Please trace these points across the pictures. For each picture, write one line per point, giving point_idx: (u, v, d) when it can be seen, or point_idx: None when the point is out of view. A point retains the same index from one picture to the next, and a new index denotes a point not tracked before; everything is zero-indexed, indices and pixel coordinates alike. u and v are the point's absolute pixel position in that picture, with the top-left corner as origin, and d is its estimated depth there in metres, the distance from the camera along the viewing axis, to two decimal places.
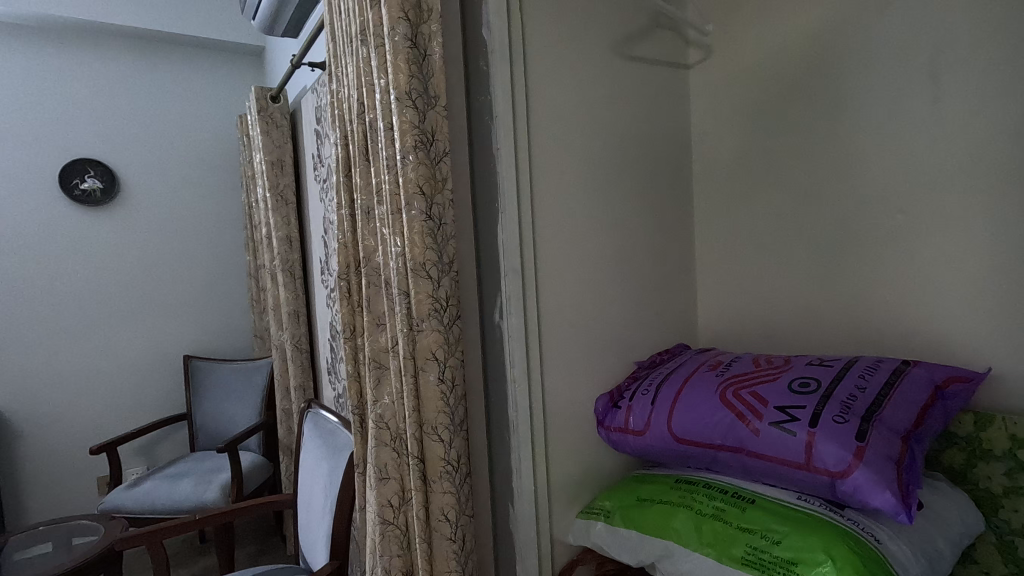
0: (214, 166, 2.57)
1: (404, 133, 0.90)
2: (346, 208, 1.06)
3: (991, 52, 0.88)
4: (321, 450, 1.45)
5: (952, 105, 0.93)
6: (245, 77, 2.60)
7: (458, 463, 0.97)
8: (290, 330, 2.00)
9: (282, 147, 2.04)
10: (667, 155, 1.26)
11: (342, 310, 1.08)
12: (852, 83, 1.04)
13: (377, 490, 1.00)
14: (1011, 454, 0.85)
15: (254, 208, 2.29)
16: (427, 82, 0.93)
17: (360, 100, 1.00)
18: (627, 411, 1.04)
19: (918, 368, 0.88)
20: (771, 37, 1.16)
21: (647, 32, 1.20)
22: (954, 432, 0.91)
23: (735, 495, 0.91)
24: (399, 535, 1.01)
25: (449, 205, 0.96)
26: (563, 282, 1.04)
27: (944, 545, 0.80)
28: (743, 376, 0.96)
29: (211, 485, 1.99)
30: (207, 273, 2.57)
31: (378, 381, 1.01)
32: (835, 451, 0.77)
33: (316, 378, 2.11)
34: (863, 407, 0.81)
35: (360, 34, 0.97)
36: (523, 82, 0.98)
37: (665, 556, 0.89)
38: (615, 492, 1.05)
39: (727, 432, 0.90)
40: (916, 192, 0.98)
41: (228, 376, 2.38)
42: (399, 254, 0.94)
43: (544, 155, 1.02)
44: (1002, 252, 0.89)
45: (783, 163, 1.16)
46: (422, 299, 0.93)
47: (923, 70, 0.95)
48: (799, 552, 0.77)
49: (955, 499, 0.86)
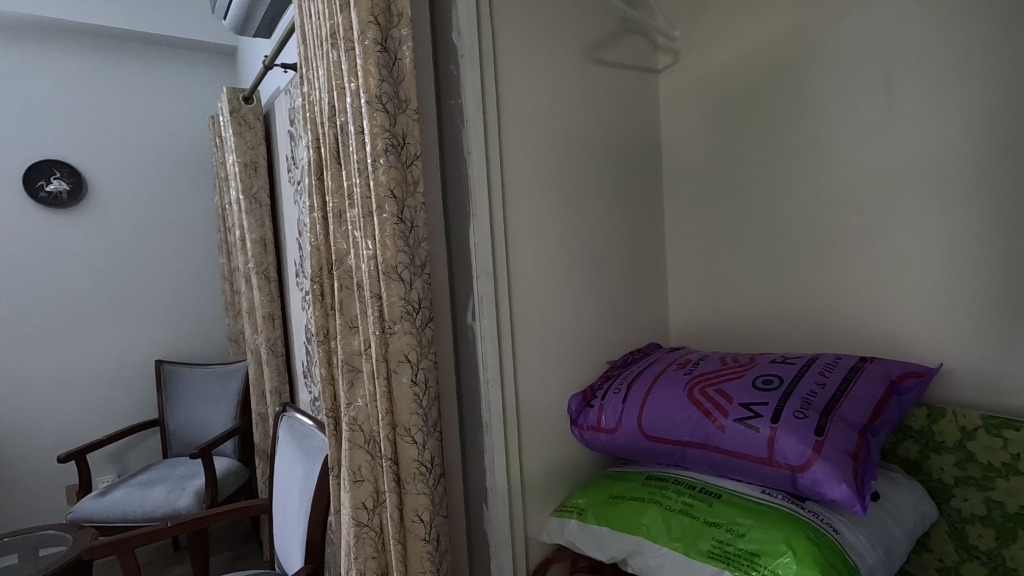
0: (185, 167, 2.53)
1: (375, 136, 0.90)
2: (318, 211, 1.06)
3: (941, 60, 0.92)
4: (297, 453, 1.44)
5: (906, 110, 0.96)
6: (217, 77, 2.57)
7: (432, 464, 0.97)
8: (265, 333, 1.98)
9: (255, 148, 2.02)
10: (637, 158, 1.28)
11: (315, 313, 1.08)
12: (812, 89, 1.08)
13: (351, 493, 1.00)
14: (961, 445, 0.89)
15: (227, 210, 2.26)
16: (398, 86, 0.94)
17: (331, 104, 1.00)
18: (599, 410, 1.06)
19: (874, 364, 0.91)
20: (736, 43, 1.19)
21: (616, 37, 1.22)
22: (909, 425, 0.95)
23: (703, 491, 0.93)
24: (374, 537, 1.01)
25: (421, 208, 0.97)
26: (534, 285, 1.06)
27: (899, 533, 0.84)
28: (709, 374, 0.98)
29: (185, 492, 1.96)
30: (179, 276, 2.53)
31: (351, 384, 1.01)
32: (796, 446, 0.80)
33: (292, 382, 2.09)
34: (822, 402, 0.84)
35: (330, 38, 0.97)
36: (493, 86, 0.99)
37: (636, 552, 0.91)
38: (588, 490, 1.07)
39: (694, 429, 0.92)
40: (873, 194, 1.01)
41: (201, 380, 2.34)
42: (370, 257, 0.94)
43: (515, 158, 1.03)
44: (954, 253, 0.93)
45: (748, 166, 1.19)
46: (394, 301, 0.93)
47: (879, 78, 0.99)
48: (763, 544, 0.80)
49: (910, 489, 0.89)
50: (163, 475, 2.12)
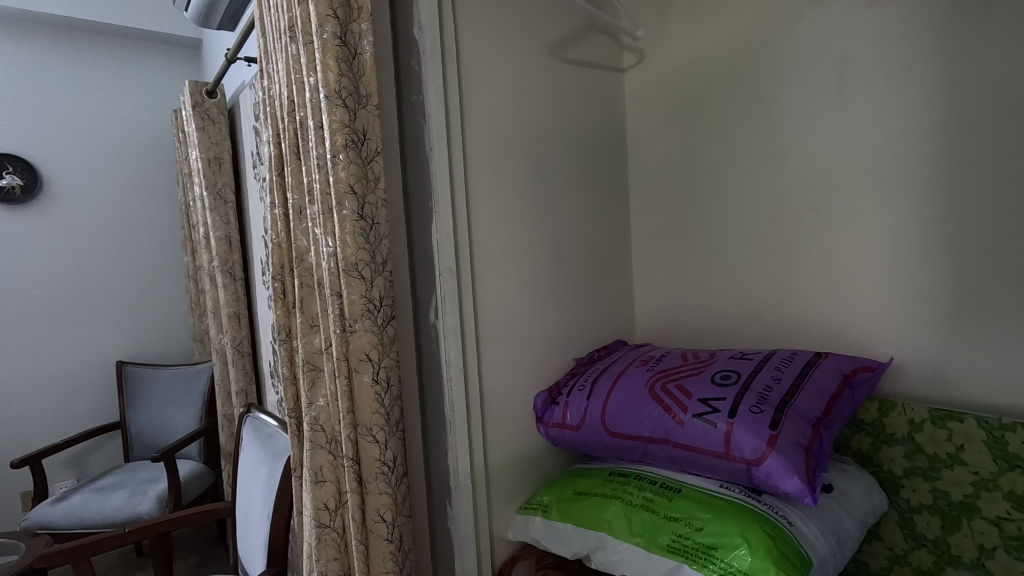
0: (147, 163, 2.46)
1: (334, 132, 0.89)
2: (279, 207, 1.04)
3: (893, 64, 0.94)
4: (260, 454, 1.41)
5: (859, 112, 0.99)
6: (181, 70, 2.50)
7: (394, 463, 0.96)
8: (231, 333, 1.94)
9: (219, 144, 1.98)
10: (602, 157, 1.29)
11: (276, 312, 1.06)
12: (771, 89, 1.10)
13: (312, 494, 0.98)
14: (910, 437, 0.92)
15: (191, 207, 2.21)
16: (358, 81, 0.92)
17: (290, 98, 0.98)
18: (564, 407, 1.06)
19: (829, 359, 0.93)
20: (698, 43, 1.21)
21: (580, 36, 1.22)
22: (862, 418, 0.98)
23: (664, 485, 0.94)
24: (336, 538, 1.00)
25: (382, 205, 0.96)
26: (498, 283, 1.05)
27: (851, 524, 0.86)
28: (671, 370, 0.99)
29: (147, 496, 1.91)
30: (141, 275, 2.46)
31: (312, 384, 0.99)
32: (751, 440, 0.81)
33: (258, 383, 2.06)
34: (777, 397, 0.86)
35: (288, 30, 0.95)
36: (456, 82, 0.98)
37: (598, 548, 0.92)
38: (553, 486, 1.08)
39: (655, 424, 0.93)
40: (829, 193, 1.04)
41: (165, 382, 2.28)
42: (331, 254, 0.93)
43: (478, 155, 1.02)
44: (905, 251, 0.95)
45: (710, 165, 1.21)
46: (354, 300, 0.92)
47: (833, 80, 1.01)
48: (719, 537, 0.81)
49: (862, 481, 0.92)
50: (124, 480, 2.06)
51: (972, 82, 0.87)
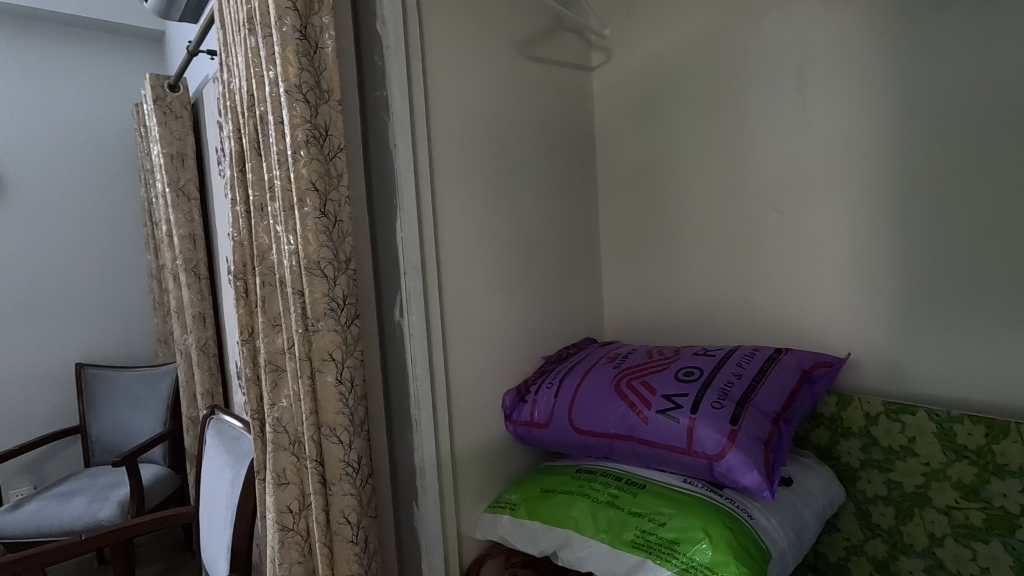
0: (108, 159, 2.38)
1: (295, 127, 0.87)
2: (241, 204, 1.02)
3: (849, 67, 0.97)
4: (224, 457, 1.38)
5: (817, 113, 1.01)
6: (142, 63, 2.42)
7: (359, 463, 0.95)
8: (196, 333, 1.89)
9: (183, 139, 1.93)
10: (571, 155, 1.29)
11: (239, 312, 1.03)
12: (735, 89, 1.11)
13: (275, 497, 0.96)
14: (866, 431, 0.94)
15: (154, 204, 2.14)
16: (320, 75, 0.91)
17: (249, 92, 0.96)
18: (532, 404, 1.06)
19: (789, 356, 0.95)
20: (663, 42, 1.22)
21: (548, 34, 1.22)
22: (821, 412, 1.00)
23: (629, 481, 0.95)
24: (300, 541, 0.98)
25: (345, 202, 0.94)
26: (465, 281, 1.05)
27: (809, 516, 0.88)
28: (636, 367, 1.00)
29: (108, 503, 1.85)
30: (103, 274, 2.38)
31: (275, 384, 0.97)
32: (712, 435, 0.83)
33: (225, 384, 2.01)
34: (738, 393, 0.87)
35: (247, 23, 0.93)
36: (421, 79, 0.97)
37: (565, 545, 0.92)
38: (521, 485, 1.07)
39: (620, 421, 0.93)
40: (789, 193, 1.06)
41: (128, 384, 2.22)
42: (292, 252, 0.91)
43: (444, 152, 1.01)
44: (863, 250, 0.97)
45: (677, 164, 1.22)
46: (317, 299, 0.90)
47: (794, 82, 1.03)
48: (682, 532, 0.82)
49: (821, 474, 0.94)
50: (83, 486, 1.99)
51: (925, 84, 0.89)
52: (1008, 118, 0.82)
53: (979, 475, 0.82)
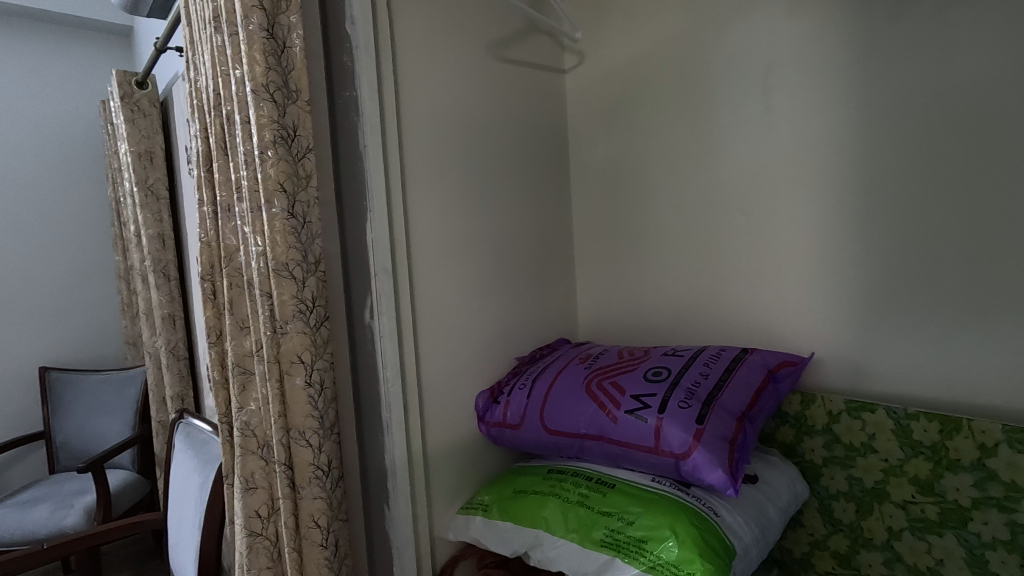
0: (73, 157, 2.32)
1: (262, 127, 0.86)
2: (208, 204, 1.00)
3: (812, 73, 0.99)
4: (192, 462, 1.35)
5: (782, 118, 1.03)
6: (109, 59, 2.37)
7: (329, 467, 0.94)
8: (165, 335, 1.85)
9: (151, 138, 1.89)
10: (544, 157, 1.30)
11: (206, 314, 1.02)
12: (704, 93, 1.13)
13: (244, 501, 0.95)
14: (829, 428, 0.97)
15: (121, 204, 2.10)
16: (287, 75, 0.90)
17: (216, 91, 0.95)
18: (504, 405, 1.06)
19: (755, 355, 0.97)
20: (634, 46, 1.23)
21: (520, 36, 1.23)
22: (786, 411, 1.02)
23: (599, 481, 0.95)
24: (269, 545, 0.97)
25: (315, 203, 0.93)
26: (437, 282, 1.04)
27: (774, 512, 0.90)
28: (607, 367, 1.01)
29: (73, 510, 1.80)
30: (68, 275, 2.32)
31: (242, 387, 0.96)
32: (679, 434, 0.84)
33: (196, 387, 1.97)
34: (704, 393, 0.89)
35: (213, 21, 0.92)
36: (390, 79, 0.96)
37: (536, 545, 0.92)
38: (494, 486, 1.08)
39: (590, 422, 0.94)
40: (755, 196, 1.08)
41: (95, 387, 2.16)
42: (260, 253, 0.90)
43: (415, 153, 1.01)
44: (826, 252, 1.00)
45: (648, 166, 1.23)
46: (285, 301, 0.89)
47: (759, 87, 1.05)
48: (649, 530, 0.83)
49: (786, 471, 0.96)
50: (47, 493, 1.93)
51: (883, 90, 0.92)
52: (962, 123, 0.85)
53: (934, 470, 0.85)
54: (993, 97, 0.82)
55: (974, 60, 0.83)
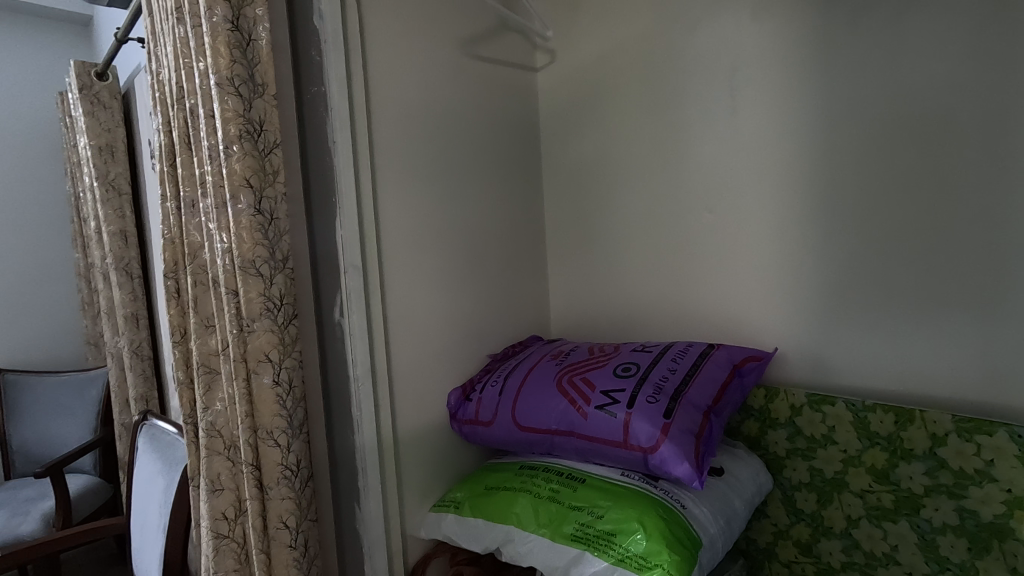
0: (29, 149, 2.23)
1: (227, 122, 0.84)
2: (171, 200, 0.97)
3: (776, 75, 1.01)
4: (157, 464, 1.32)
5: (747, 118, 1.05)
6: (68, 48, 2.28)
7: (298, 466, 0.93)
8: (128, 335, 1.79)
9: (112, 131, 1.83)
10: (516, 155, 1.30)
11: (170, 312, 0.99)
12: (672, 93, 1.15)
13: (209, 503, 0.93)
14: (791, 421, 0.99)
15: (80, 199, 2.03)
16: (253, 68, 0.88)
17: (179, 83, 0.92)
18: (477, 403, 1.07)
19: (721, 350, 0.99)
20: (605, 45, 1.24)
21: (492, 34, 1.23)
22: (750, 405, 1.05)
23: (570, 476, 0.96)
24: (236, 548, 0.95)
25: (282, 199, 0.91)
26: (408, 279, 1.04)
27: (739, 503, 0.92)
28: (578, 364, 1.02)
29: (29, 517, 1.73)
30: (24, 273, 2.24)
31: (208, 387, 0.94)
32: (647, 429, 0.85)
33: (161, 388, 1.92)
34: (672, 387, 0.91)
35: (175, 12, 0.89)
36: (360, 75, 0.95)
37: (507, 541, 0.93)
38: (466, 483, 1.08)
39: (561, 418, 0.95)
40: (721, 195, 1.10)
41: (55, 389, 2.09)
42: (226, 250, 0.88)
43: (385, 150, 1.00)
44: (788, 249, 1.03)
45: (618, 165, 1.24)
46: (252, 298, 0.88)
47: (725, 87, 1.08)
48: (618, 524, 0.84)
49: (750, 464, 0.99)
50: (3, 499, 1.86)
51: (843, 93, 0.95)
52: (916, 127, 0.88)
53: (889, 460, 0.89)
54: (944, 101, 0.85)
55: (926, 66, 0.87)
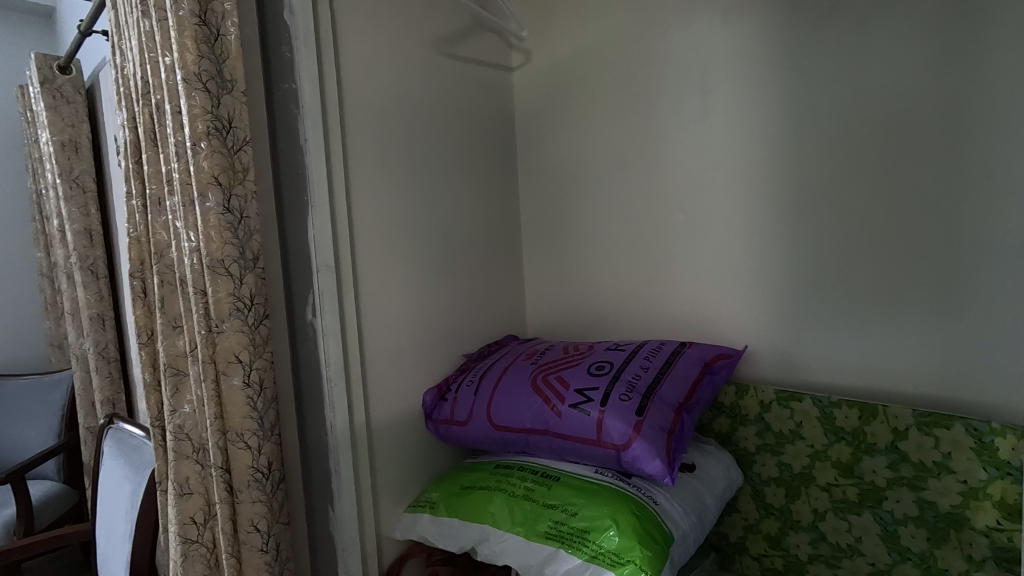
0: None
1: (194, 118, 0.83)
2: (137, 198, 0.95)
3: (746, 78, 1.03)
4: (123, 469, 1.28)
5: (718, 120, 1.07)
6: (28, 39, 2.21)
7: (269, 469, 0.92)
8: (93, 336, 1.74)
9: (76, 126, 1.78)
10: (492, 154, 1.30)
11: (136, 313, 0.97)
12: (645, 94, 1.16)
13: (178, 508, 0.91)
14: (761, 417, 1.01)
15: (43, 196, 1.96)
16: (221, 64, 0.86)
17: (144, 78, 0.90)
18: (452, 403, 1.07)
19: (692, 349, 1.00)
20: (579, 46, 1.25)
21: (467, 34, 1.23)
22: (722, 402, 1.06)
23: (544, 475, 0.97)
24: (205, 553, 0.93)
25: (253, 197, 0.89)
26: (382, 278, 1.03)
27: (710, 498, 0.93)
28: (552, 362, 1.03)
29: None
30: None
31: (176, 389, 0.92)
32: (620, 427, 0.86)
33: (129, 391, 1.87)
34: (644, 385, 0.92)
35: (141, 5, 0.87)
36: (333, 73, 0.94)
37: (482, 540, 0.93)
38: (441, 483, 1.07)
39: (536, 416, 0.96)
40: (693, 196, 1.12)
41: (18, 393, 2.03)
42: (193, 249, 0.86)
43: (359, 149, 0.99)
44: (758, 249, 1.05)
45: (593, 165, 1.25)
46: (221, 299, 0.86)
47: (696, 88, 1.09)
48: (591, 521, 0.85)
49: (722, 460, 1.00)
50: None
51: (810, 97, 0.97)
52: (878, 130, 0.91)
53: (854, 454, 0.91)
54: (906, 105, 0.88)
55: (888, 72, 0.89)
